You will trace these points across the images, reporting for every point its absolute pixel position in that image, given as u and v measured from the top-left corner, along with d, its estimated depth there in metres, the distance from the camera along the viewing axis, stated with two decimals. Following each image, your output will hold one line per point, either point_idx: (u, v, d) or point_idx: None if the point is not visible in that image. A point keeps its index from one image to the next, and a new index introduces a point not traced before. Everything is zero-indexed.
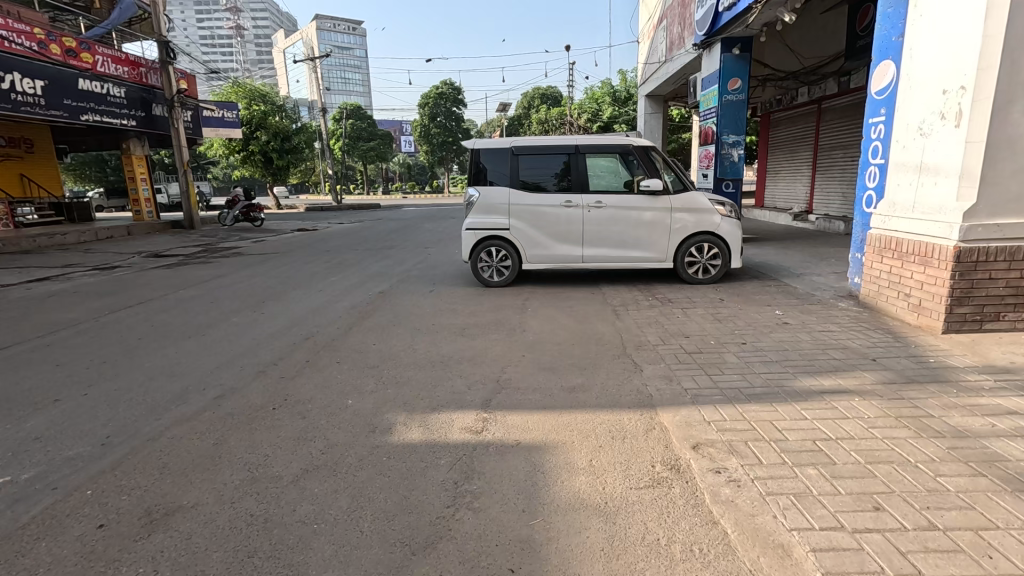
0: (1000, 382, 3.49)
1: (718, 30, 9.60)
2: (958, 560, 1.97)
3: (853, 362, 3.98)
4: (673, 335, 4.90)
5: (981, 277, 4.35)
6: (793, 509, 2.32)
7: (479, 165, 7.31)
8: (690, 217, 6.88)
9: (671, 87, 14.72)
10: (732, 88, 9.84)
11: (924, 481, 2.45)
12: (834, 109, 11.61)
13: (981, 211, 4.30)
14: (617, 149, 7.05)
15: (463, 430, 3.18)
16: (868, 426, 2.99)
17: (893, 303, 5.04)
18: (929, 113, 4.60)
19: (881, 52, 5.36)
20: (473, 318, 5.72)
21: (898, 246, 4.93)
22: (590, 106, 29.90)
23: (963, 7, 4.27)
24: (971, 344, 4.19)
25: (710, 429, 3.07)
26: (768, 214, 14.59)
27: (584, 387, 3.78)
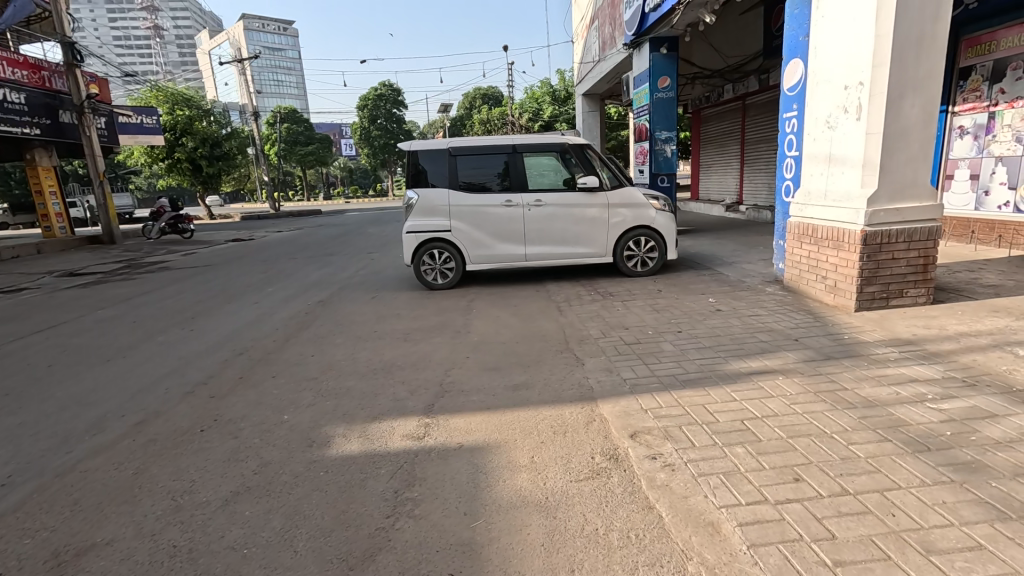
0: (904, 353, 3.81)
1: (646, 30, 9.92)
2: (866, 521, 2.13)
3: (778, 343, 4.23)
4: (613, 328, 5.02)
5: (885, 257, 4.72)
6: (722, 487, 2.44)
7: (417, 167, 7.23)
8: (628, 212, 7.07)
9: (606, 85, 15.08)
10: (662, 86, 10.21)
11: (839, 450, 2.64)
12: (756, 105, 12.27)
13: (883, 197, 4.67)
14: (554, 148, 7.16)
15: (404, 437, 3.13)
16: (790, 403, 3.18)
17: (812, 285, 5.39)
18: (835, 107, 4.95)
19: (790, 50, 5.71)
20: (417, 322, 5.63)
21: (814, 232, 5.28)
22: (531, 106, 30.24)
23: (857, 9, 4.63)
24: (880, 320, 4.54)
25: (647, 417, 3.17)
26: (703, 206, 15.24)
27: (527, 384, 3.80)
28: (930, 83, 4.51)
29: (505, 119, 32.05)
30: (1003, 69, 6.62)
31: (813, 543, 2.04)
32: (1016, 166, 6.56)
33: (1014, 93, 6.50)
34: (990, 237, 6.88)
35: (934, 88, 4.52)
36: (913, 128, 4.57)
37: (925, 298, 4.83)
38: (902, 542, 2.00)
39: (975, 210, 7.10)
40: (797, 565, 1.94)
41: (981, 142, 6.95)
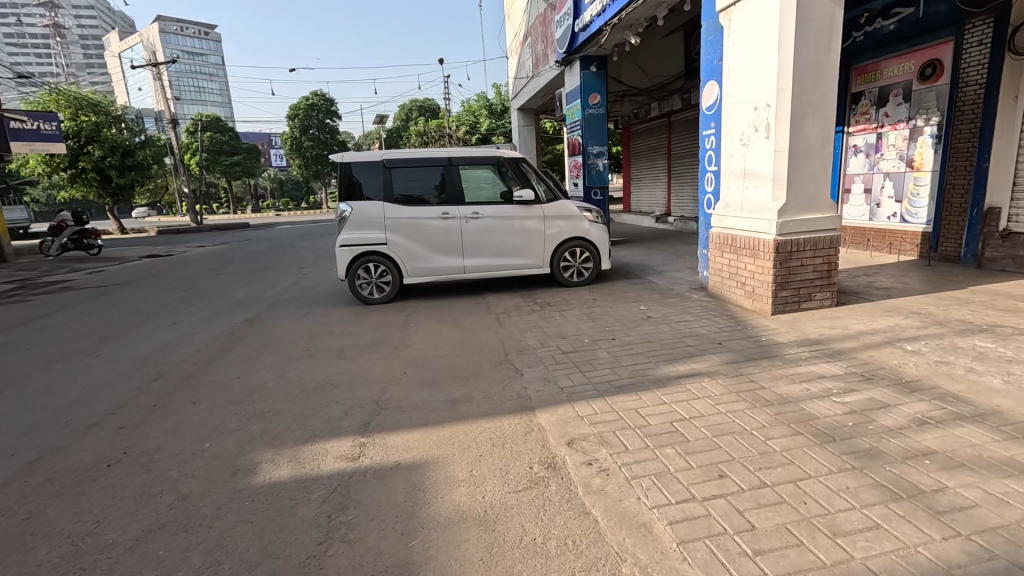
0: (814, 352, 4.15)
1: (577, 48, 10.32)
2: (782, 510, 2.29)
3: (704, 347, 4.48)
4: (551, 337, 5.11)
5: (795, 264, 5.14)
6: (654, 488, 2.54)
7: (351, 178, 7.07)
8: (563, 224, 7.25)
9: (540, 101, 15.48)
10: (592, 102, 10.61)
11: (758, 445, 2.83)
12: (680, 123, 13.03)
13: (791, 209, 5.09)
14: (490, 161, 7.23)
15: (338, 458, 3.02)
16: (715, 404, 3.37)
17: (733, 291, 5.77)
18: (748, 127, 5.35)
19: (707, 73, 6.13)
20: (353, 338, 5.46)
21: (734, 242, 5.66)
22: (468, 119, 30.51)
23: (762, 38, 5.06)
24: (792, 322, 4.93)
25: (584, 424, 3.25)
26: (635, 218, 15.91)
27: (466, 398, 3.78)
28: (827, 107, 4.99)
29: (442, 130, 32.00)
30: (887, 95, 7.43)
31: (736, 535, 2.16)
32: (900, 182, 7.36)
33: (896, 117, 7.31)
34: (883, 245, 7.66)
35: (830, 112, 5.00)
36: (814, 146, 5.03)
37: (830, 301, 5.30)
38: (812, 528, 2.17)
39: (869, 221, 7.89)
40: (722, 557, 2.05)
41: (872, 160, 7.74)
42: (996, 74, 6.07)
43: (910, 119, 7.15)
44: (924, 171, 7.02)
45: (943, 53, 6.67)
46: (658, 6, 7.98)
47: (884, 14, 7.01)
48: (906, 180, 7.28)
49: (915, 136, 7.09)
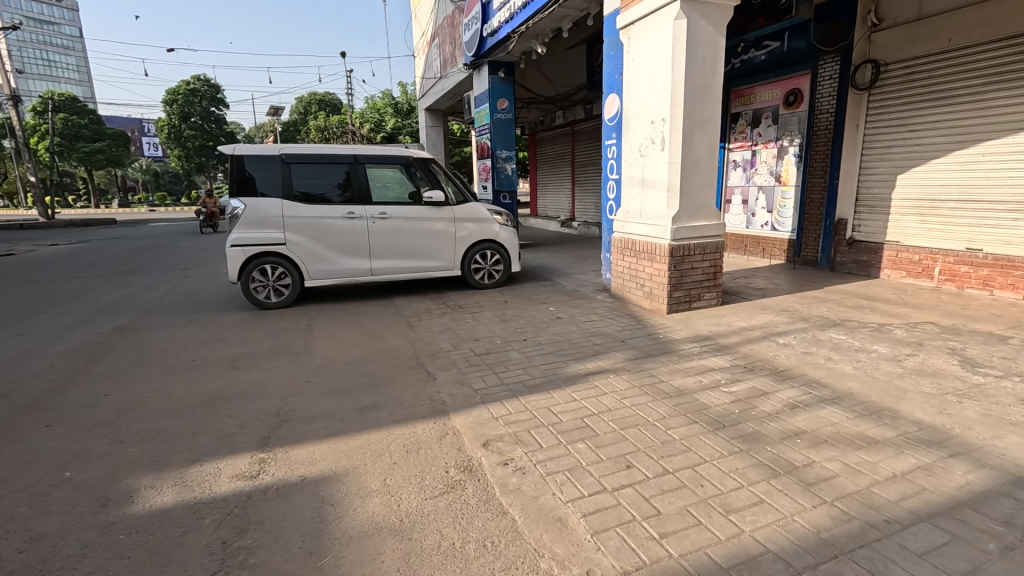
0: (704, 347, 4.55)
1: (485, 53, 10.41)
2: (683, 494, 2.48)
3: (609, 345, 4.73)
4: (463, 340, 5.08)
5: (687, 267, 5.60)
6: (568, 482, 2.62)
7: (244, 173, 6.53)
8: (473, 226, 7.25)
9: (448, 103, 15.40)
10: (500, 107, 10.77)
11: (660, 435, 3.03)
12: (584, 132, 13.66)
13: (683, 216, 5.54)
14: (398, 161, 7.03)
15: (233, 478, 2.76)
16: (620, 398, 3.57)
17: (633, 292, 6.15)
18: (646, 139, 5.74)
19: (609, 86, 6.48)
20: (248, 346, 5.02)
21: (634, 246, 6.05)
22: (372, 116, 29.50)
23: (657, 58, 5.46)
24: (685, 320, 5.37)
25: (499, 424, 3.27)
26: (542, 222, 16.38)
27: (377, 405, 3.64)
28: (712, 124, 5.49)
29: (344, 126, 30.58)
30: (760, 117, 8.37)
31: (644, 521, 2.30)
32: (771, 194, 8.32)
33: (767, 137, 8.26)
34: (757, 249, 8.61)
35: (715, 129, 5.51)
36: (702, 160, 5.51)
37: (717, 300, 5.84)
38: (709, 507, 2.37)
39: (746, 228, 8.83)
40: (632, 543, 2.17)
41: (748, 174, 8.69)
42: (843, 105, 7.07)
43: (778, 139, 8.11)
44: (788, 185, 8.01)
45: (802, 83, 7.65)
46: (562, 19, 8.31)
47: (757, 45, 8.12)
48: (775, 193, 8.25)
49: (782, 154, 8.07)
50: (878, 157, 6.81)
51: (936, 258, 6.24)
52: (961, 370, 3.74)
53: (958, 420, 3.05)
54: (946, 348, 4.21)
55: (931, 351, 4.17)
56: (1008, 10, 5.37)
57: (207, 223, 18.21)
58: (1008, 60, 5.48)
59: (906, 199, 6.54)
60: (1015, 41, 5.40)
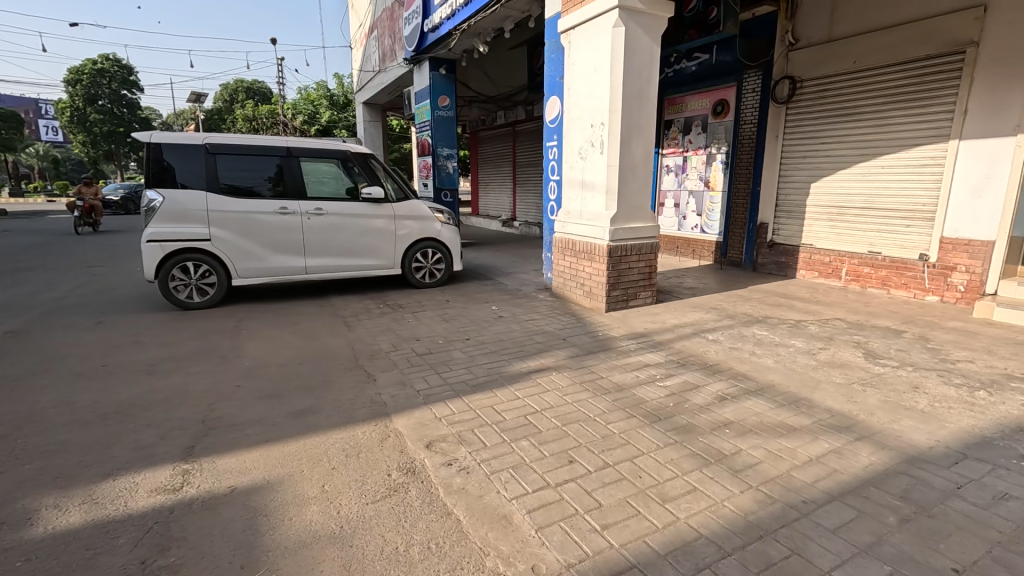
0: (640, 344, 4.73)
1: (426, 48, 10.27)
2: (622, 486, 2.57)
3: (551, 343, 4.81)
4: (404, 340, 4.98)
5: (624, 266, 5.79)
6: (512, 480, 2.64)
7: (162, 162, 6.05)
8: (414, 224, 7.12)
9: (387, 97, 15.02)
10: (441, 104, 10.65)
11: (600, 430, 3.13)
12: (524, 133, 13.80)
13: (621, 218, 5.72)
14: (335, 155, 6.76)
15: (153, 492, 2.55)
16: (562, 395, 3.64)
17: (573, 292, 6.29)
18: (586, 142, 5.89)
19: (550, 88, 6.59)
20: (168, 350, 4.66)
21: (574, 246, 6.19)
22: (305, 108, 28.25)
23: (596, 63, 5.61)
24: (623, 318, 5.56)
25: (442, 425, 3.24)
26: (483, 221, 16.36)
27: (314, 409, 3.49)
28: (648, 130, 5.71)
29: (275, 117, 29.01)
30: (690, 124, 8.80)
31: (586, 514, 2.36)
32: (700, 199, 8.78)
33: (697, 144, 8.72)
34: (688, 251, 9.07)
35: (650, 135, 5.74)
36: (638, 164, 5.72)
37: (652, 299, 6.09)
38: (647, 497, 2.47)
39: (678, 230, 9.27)
40: (575, 536, 2.22)
41: (680, 179, 9.12)
42: (764, 117, 7.60)
43: (707, 146, 8.58)
44: (716, 191, 8.49)
45: (729, 94, 8.13)
46: (505, 19, 8.34)
47: (689, 56, 8.56)
48: (704, 198, 8.71)
49: (710, 161, 8.54)
50: (794, 167, 7.37)
51: (843, 260, 6.84)
52: (864, 362, 4.13)
53: (863, 406, 3.37)
54: (852, 342, 4.63)
55: (840, 344, 4.57)
56: (903, 38, 5.98)
57: (83, 220, 15.01)
58: (903, 82, 6.10)
59: (819, 205, 7.12)
60: (908, 66, 6.02)
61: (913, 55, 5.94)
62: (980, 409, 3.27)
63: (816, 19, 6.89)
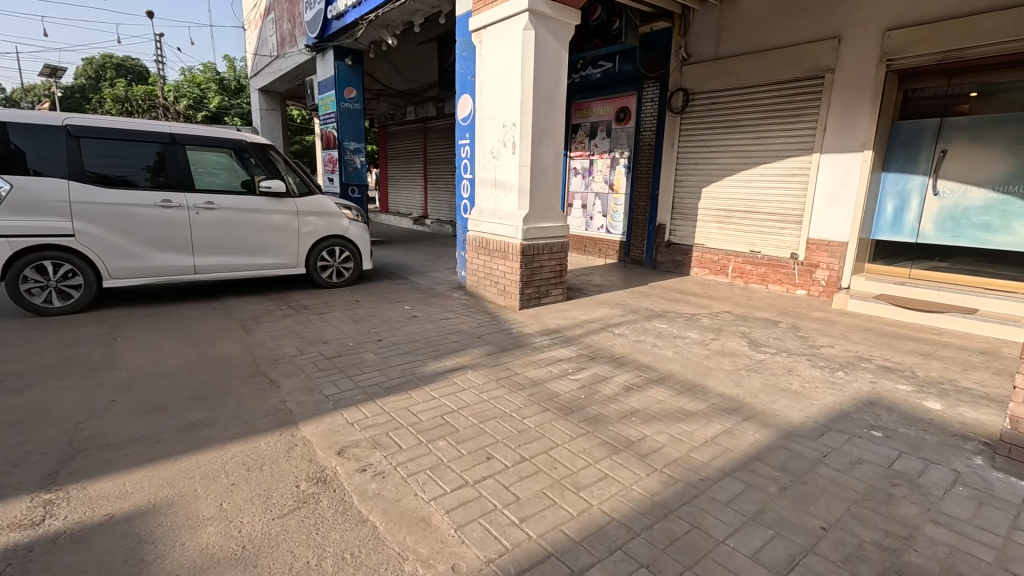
0: (553, 339, 4.88)
1: (329, 36, 9.77)
2: (539, 478, 2.64)
3: (466, 341, 4.80)
4: (311, 343, 4.71)
5: (537, 265, 5.93)
6: (429, 481, 2.61)
7: (9, 145, 5.19)
8: (319, 220, 6.73)
9: (287, 85, 14.08)
10: (348, 96, 10.20)
11: (516, 425, 3.18)
12: (435, 130, 13.64)
13: (532, 217, 5.85)
14: (228, 144, 6.22)
15: (4, 530, 2.18)
16: (478, 393, 3.65)
17: (487, 290, 6.34)
18: (498, 141, 5.95)
19: (462, 86, 6.57)
20: (20, 362, 4.00)
21: (487, 245, 6.24)
22: (190, 90, 25.63)
23: (508, 63, 5.68)
24: (536, 315, 5.70)
25: (354, 430, 3.11)
26: (393, 218, 15.93)
27: (208, 421, 3.19)
28: (557, 132, 5.89)
29: (153, 99, 26.02)
30: (596, 129, 9.23)
31: (504, 508, 2.39)
32: (605, 200, 9.23)
33: (602, 148, 9.15)
34: (595, 250, 9.51)
35: (560, 138, 5.93)
36: (548, 165, 5.88)
37: (563, 296, 6.30)
38: (563, 487, 2.56)
39: (585, 230, 9.68)
40: (494, 531, 2.24)
41: (587, 181, 9.52)
42: (661, 125, 8.17)
43: (611, 151, 9.04)
44: (620, 193, 8.96)
45: (630, 102, 8.64)
46: (414, 12, 8.16)
47: (594, 63, 8.94)
48: (609, 200, 9.16)
49: (614, 165, 9.00)
50: (688, 172, 8.01)
51: (729, 259, 7.55)
52: (748, 350, 4.59)
53: (748, 390, 3.75)
54: (738, 332, 5.13)
55: (728, 335, 5.04)
56: (777, 60, 6.70)
57: None
58: (777, 100, 6.85)
59: (709, 209, 7.80)
60: (782, 85, 6.77)
61: (785, 76, 6.68)
62: (839, 387, 3.79)
63: (705, 37, 7.52)
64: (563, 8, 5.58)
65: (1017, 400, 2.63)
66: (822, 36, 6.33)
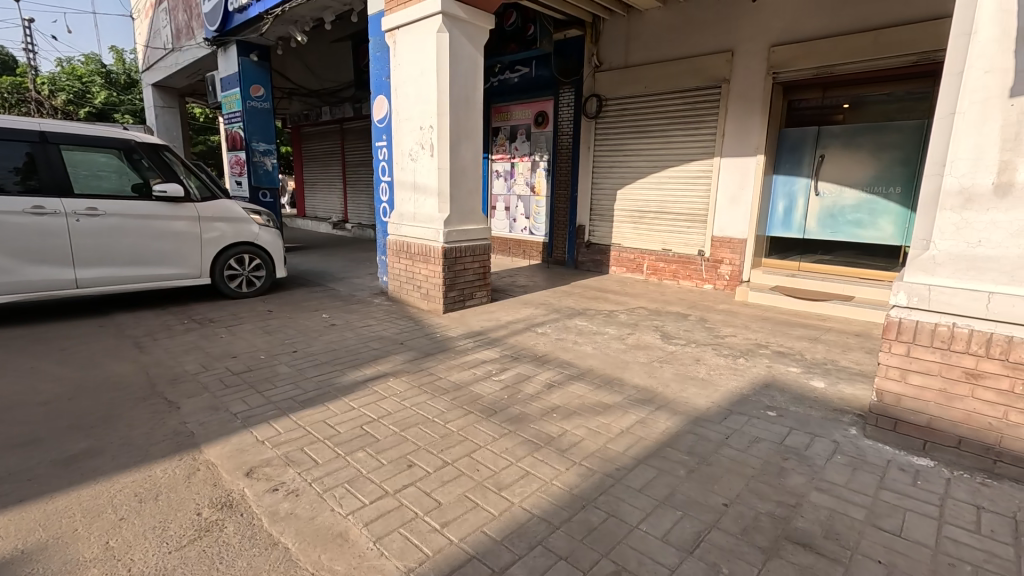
0: (477, 342, 4.89)
1: (232, 30, 9.15)
2: (462, 481, 2.63)
3: (387, 348, 4.69)
4: (217, 358, 4.38)
5: (460, 267, 5.91)
6: (347, 494, 2.51)
7: None
8: (225, 226, 6.28)
9: (186, 81, 13.05)
10: (254, 94, 9.61)
11: (439, 429, 3.15)
12: (353, 131, 13.21)
13: (454, 219, 5.83)
14: (114, 144, 5.64)
15: None
16: (400, 400, 3.57)
17: (410, 294, 6.23)
18: (416, 144, 5.87)
19: (376, 87, 6.42)
20: None
21: (409, 248, 6.14)
22: (70, 84, 23.01)
23: (423, 65, 5.62)
24: (460, 318, 5.69)
25: (265, 448, 2.93)
26: (311, 223, 15.23)
27: (93, 451, 2.87)
28: (475, 135, 5.91)
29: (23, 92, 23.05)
30: (516, 132, 9.38)
31: (425, 515, 2.36)
32: (527, 203, 9.39)
33: (522, 151, 9.32)
34: (519, 251, 9.64)
35: (478, 140, 5.95)
36: (468, 167, 5.88)
37: (487, 298, 6.33)
38: (485, 489, 2.57)
39: (509, 232, 9.79)
40: (414, 540, 2.21)
41: (509, 184, 9.65)
42: (578, 129, 8.45)
43: (531, 154, 9.22)
44: (541, 196, 9.16)
45: (547, 107, 8.86)
46: (324, 9, 7.85)
47: (512, 67, 9.09)
48: (531, 202, 9.34)
49: (535, 168, 9.20)
50: (604, 175, 8.34)
51: (644, 257, 7.95)
52: (661, 342, 4.86)
53: (660, 380, 3.97)
54: (652, 326, 5.42)
55: (643, 329, 5.31)
56: (680, 70, 7.16)
57: None
58: (682, 107, 7.32)
59: (624, 210, 8.16)
60: (685, 94, 7.25)
61: (688, 85, 7.16)
62: (739, 372, 4.11)
63: (614, 46, 7.88)
64: (477, 12, 5.60)
65: (881, 374, 2.99)
66: (717, 49, 6.85)
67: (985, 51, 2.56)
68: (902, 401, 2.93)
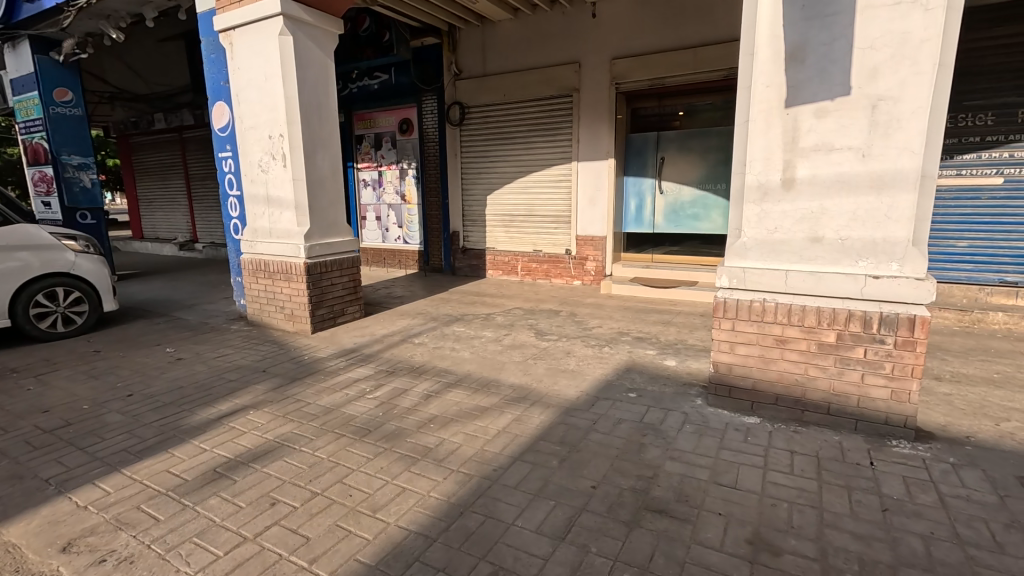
0: (349, 360, 4.65)
1: (20, 23, 7.64)
2: (332, 510, 2.48)
3: (246, 378, 4.27)
4: (22, 416, 3.63)
5: (327, 282, 5.59)
6: (197, 549, 2.23)
7: None
8: (27, 256, 5.24)
9: None
10: (60, 99, 8.17)
11: (307, 459, 2.94)
12: (195, 141, 11.84)
13: (315, 233, 5.49)
14: None
15: None
16: (262, 433, 3.27)
17: (273, 316, 5.75)
18: (266, 154, 5.43)
19: (214, 92, 5.82)
20: None
21: (266, 267, 5.66)
22: None
23: (266, 69, 5.23)
24: (331, 337, 5.38)
25: (89, 514, 2.49)
26: (151, 246, 13.34)
27: None
28: (332, 144, 5.62)
29: None
30: (381, 140, 9.14)
31: (291, 555, 2.18)
32: (399, 212, 9.20)
33: (389, 159, 9.12)
34: (394, 261, 9.40)
35: (336, 149, 5.67)
36: (326, 178, 5.58)
37: (360, 312, 6.07)
38: (358, 513, 2.45)
39: (382, 242, 9.51)
40: None
41: (378, 193, 9.37)
42: (443, 136, 8.47)
43: (398, 162, 9.06)
44: (412, 204, 9.04)
45: (410, 114, 8.78)
46: (144, 4, 6.93)
47: (369, 74, 8.74)
48: (402, 211, 9.16)
49: (403, 176, 9.05)
50: (473, 181, 8.46)
51: (518, 259, 8.22)
52: (535, 340, 5.05)
53: (534, 376, 4.13)
54: (527, 325, 5.60)
55: (519, 329, 5.47)
56: (534, 79, 7.52)
57: None
58: (539, 115, 7.69)
59: (495, 214, 8.35)
60: (541, 102, 7.63)
61: (543, 94, 7.54)
62: (604, 361, 4.42)
63: (472, 55, 8.03)
64: (323, 15, 5.34)
65: (716, 349, 3.40)
66: (566, 60, 7.32)
67: (765, 69, 3.04)
68: (733, 370, 3.37)
